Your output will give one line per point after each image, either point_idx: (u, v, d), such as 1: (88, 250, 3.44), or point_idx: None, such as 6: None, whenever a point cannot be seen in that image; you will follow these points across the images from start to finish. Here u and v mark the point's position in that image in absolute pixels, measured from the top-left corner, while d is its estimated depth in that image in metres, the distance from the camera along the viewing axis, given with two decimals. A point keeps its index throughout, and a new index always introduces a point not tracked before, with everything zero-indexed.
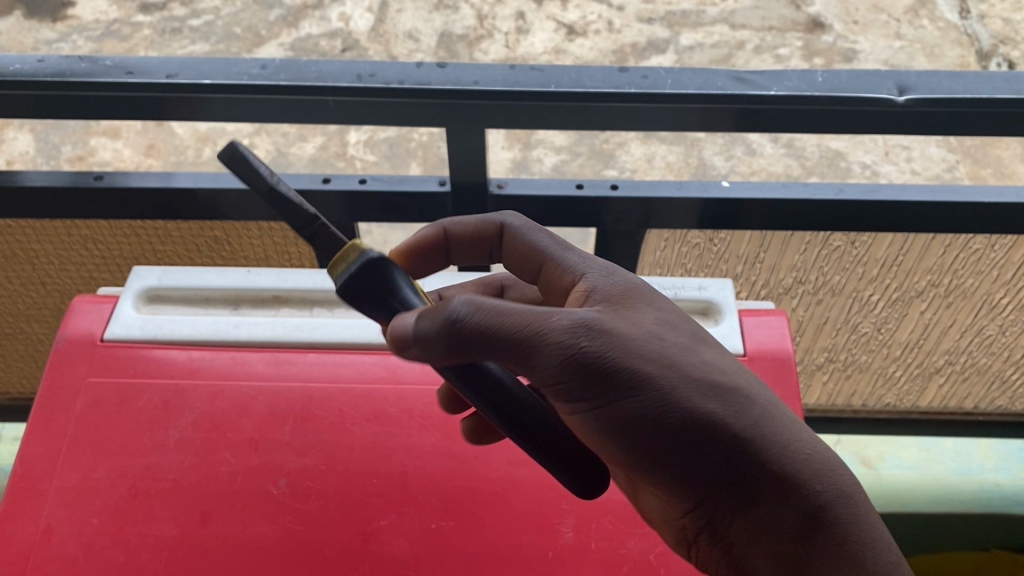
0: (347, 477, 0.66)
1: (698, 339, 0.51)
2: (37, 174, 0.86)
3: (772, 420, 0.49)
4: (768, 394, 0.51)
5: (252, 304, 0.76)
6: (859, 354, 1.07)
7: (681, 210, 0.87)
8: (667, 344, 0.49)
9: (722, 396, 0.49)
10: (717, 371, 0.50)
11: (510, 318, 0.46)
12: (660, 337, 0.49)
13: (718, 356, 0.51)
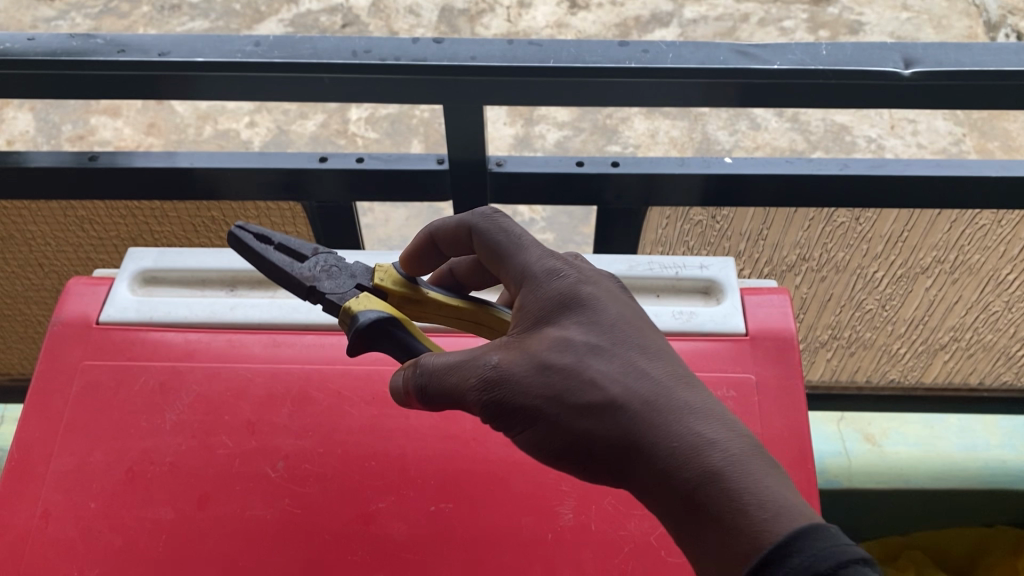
0: (345, 460, 0.65)
1: (585, 353, 0.48)
2: (43, 155, 0.85)
3: (646, 433, 0.45)
4: (647, 399, 0.46)
5: (249, 286, 0.75)
6: (863, 331, 1.06)
7: (683, 186, 0.86)
8: (543, 374, 0.47)
9: (595, 421, 0.46)
10: (592, 391, 0.47)
11: (432, 377, 0.49)
12: (541, 367, 0.47)
13: (604, 371, 0.47)
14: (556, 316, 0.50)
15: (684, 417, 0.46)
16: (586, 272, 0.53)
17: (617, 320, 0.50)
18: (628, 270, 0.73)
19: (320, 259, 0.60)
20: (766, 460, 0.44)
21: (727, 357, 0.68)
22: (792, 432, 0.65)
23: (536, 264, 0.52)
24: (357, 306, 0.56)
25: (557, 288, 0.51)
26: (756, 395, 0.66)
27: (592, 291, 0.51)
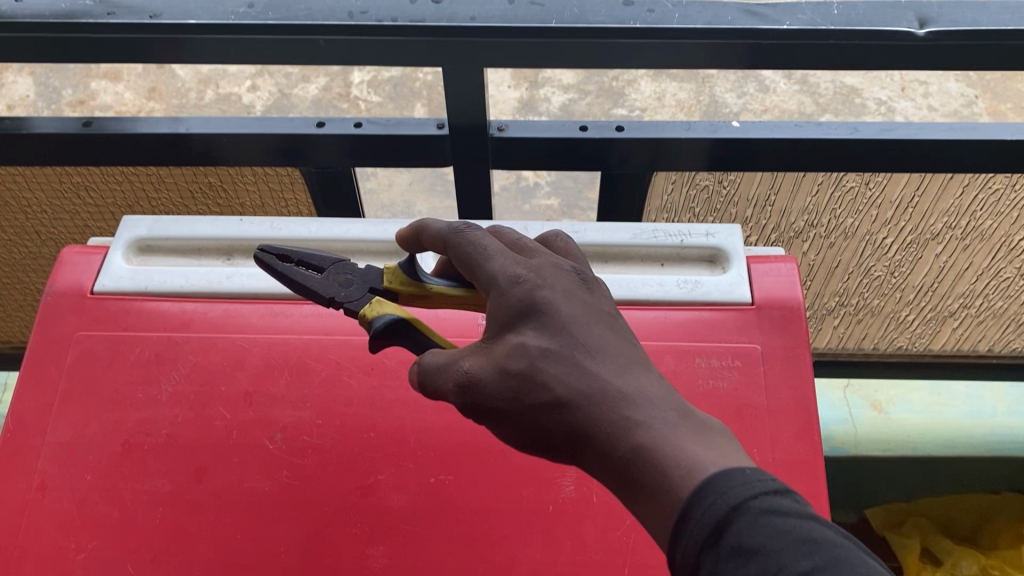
0: (344, 431, 0.64)
1: (538, 358, 0.44)
2: (47, 121, 0.83)
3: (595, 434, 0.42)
4: (595, 397, 0.43)
5: (246, 254, 0.74)
6: (871, 298, 1.04)
7: (689, 151, 0.84)
8: (503, 381, 0.45)
9: (553, 424, 0.44)
10: (546, 396, 0.44)
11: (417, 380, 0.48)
12: (501, 375, 0.45)
13: (557, 376, 0.44)
14: (513, 323, 0.46)
15: (631, 410, 0.42)
16: (547, 269, 0.48)
17: (578, 315, 0.46)
18: (632, 238, 0.71)
19: (337, 268, 0.58)
20: (704, 434, 0.42)
21: (733, 326, 0.67)
22: (798, 402, 0.64)
23: (492, 266, 0.48)
24: (373, 311, 0.54)
25: (514, 296, 0.46)
26: (762, 365, 0.65)
27: (551, 291, 0.47)
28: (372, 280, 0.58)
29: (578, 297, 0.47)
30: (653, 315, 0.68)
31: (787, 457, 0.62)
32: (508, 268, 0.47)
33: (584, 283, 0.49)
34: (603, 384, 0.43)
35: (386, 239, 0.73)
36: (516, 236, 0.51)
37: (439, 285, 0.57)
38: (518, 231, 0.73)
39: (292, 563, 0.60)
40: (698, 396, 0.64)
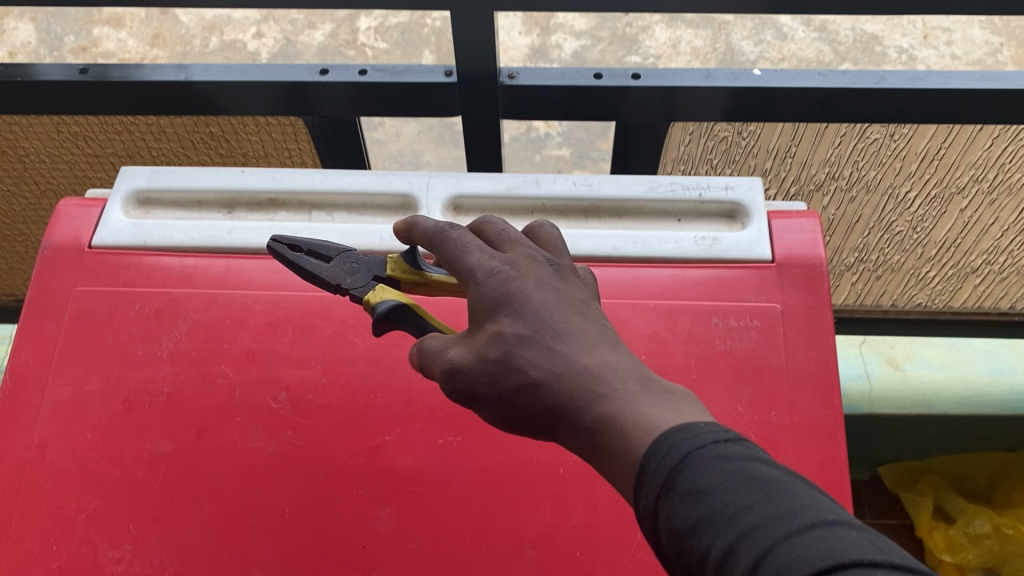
0: (350, 391, 0.63)
1: (511, 345, 0.43)
2: (53, 68, 0.80)
3: (572, 414, 0.41)
4: (567, 376, 0.42)
5: (247, 208, 0.71)
6: (891, 254, 1.01)
7: (707, 100, 0.80)
8: (484, 373, 0.44)
9: (538, 410, 0.43)
10: (522, 376, 0.42)
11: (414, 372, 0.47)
12: (481, 365, 0.44)
13: (532, 361, 0.42)
14: (490, 314, 0.45)
15: (602, 385, 0.41)
16: (521, 260, 0.47)
17: (554, 296, 0.45)
18: (648, 192, 0.69)
19: (344, 257, 0.56)
20: (667, 396, 0.40)
21: (752, 285, 0.64)
22: (818, 365, 0.62)
23: (468, 262, 0.47)
24: (375, 298, 0.52)
25: (489, 289, 0.45)
26: (781, 325, 0.63)
27: (524, 281, 0.45)
28: (377, 268, 0.55)
29: (552, 285, 0.46)
30: (669, 272, 0.65)
31: (806, 421, 0.60)
32: (483, 262, 0.46)
33: (560, 272, 0.47)
34: (572, 357, 0.42)
35: (392, 193, 0.70)
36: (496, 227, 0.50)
37: (440, 274, 0.55)
38: (529, 184, 0.70)
39: (296, 525, 0.59)
40: (715, 357, 0.62)
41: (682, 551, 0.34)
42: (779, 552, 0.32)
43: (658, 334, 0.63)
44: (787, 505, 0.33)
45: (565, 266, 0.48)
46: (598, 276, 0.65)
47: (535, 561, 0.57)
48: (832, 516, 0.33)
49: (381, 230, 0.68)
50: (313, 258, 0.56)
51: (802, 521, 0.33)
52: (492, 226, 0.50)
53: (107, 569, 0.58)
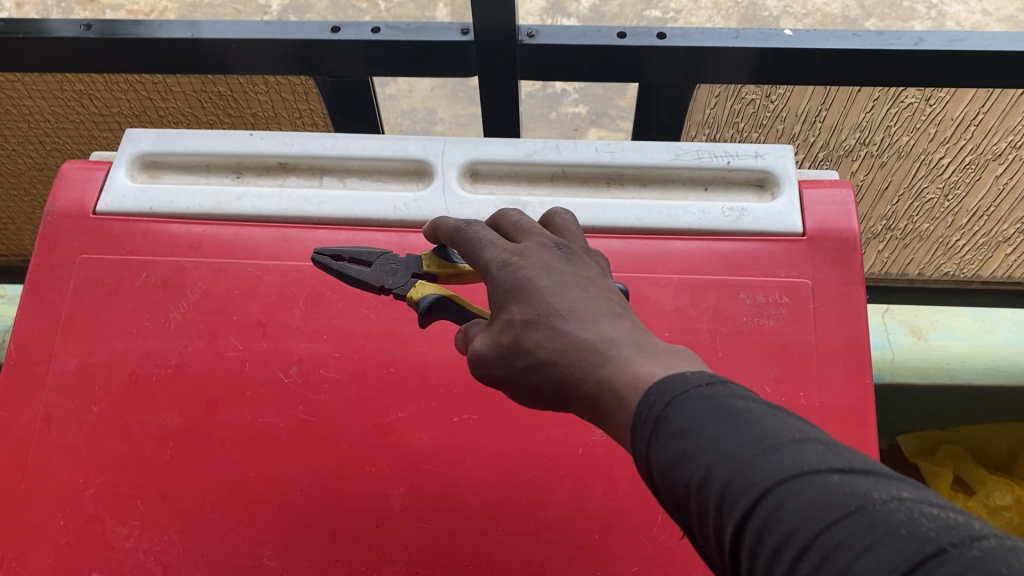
0: (363, 366, 0.61)
1: (520, 329, 0.42)
2: (62, 24, 0.77)
3: (580, 386, 0.39)
4: (571, 350, 0.40)
5: (256, 172, 0.69)
6: (920, 222, 0.98)
7: (735, 62, 0.77)
8: (503, 362, 0.43)
9: (554, 389, 0.41)
10: (531, 354, 0.41)
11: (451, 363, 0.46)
12: (499, 349, 0.43)
13: (539, 341, 0.41)
14: (502, 302, 0.44)
15: (605, 353, 0.39)
16: (532, 245, 0.45)
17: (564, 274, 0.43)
18: (674, 159, 0.66)
19: (384, 256, 0.54)
20: (659, 353, 0.38)
21: (782, 259, 0.62)
22: (850, 344, 0.59)
23: (479, 254, 0.46)
24: (418, 293, 0.51)
25: (500, 279, 0.44)
26: (811, 302, 0.60)
27: (533, 266, 0.44)
28: (415, 265, 0.53)
29: (564, 266, 0.44)
30: (695, 245, 0.63)
31: (835, 402, 0.58)
32: (493, 253, 0.45)
33: (575, 253, 0.45)
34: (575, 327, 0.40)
35: (406, 158, 0.67)
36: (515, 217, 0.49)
37: None
38: (549, 149, 0.67)
39: (308, 503, 0.57)
40: (742, 334, 0.59)
41: (668, 487, 0.33)
42: (749, 476, 0.30)
43: (682, 310, 0.60)
44: (761, 429, 0.32)
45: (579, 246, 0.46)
46: (620, 248, 0.63)
47: (553, 544, 0.56)
48: (808, 436, 0.31)
49: (395, 198, 0.65)
50: (353, 263, 0.54)
51: (774, 442, 0.31)
52: (506, 218, 0.49)
53: (115, 545, 0.57)
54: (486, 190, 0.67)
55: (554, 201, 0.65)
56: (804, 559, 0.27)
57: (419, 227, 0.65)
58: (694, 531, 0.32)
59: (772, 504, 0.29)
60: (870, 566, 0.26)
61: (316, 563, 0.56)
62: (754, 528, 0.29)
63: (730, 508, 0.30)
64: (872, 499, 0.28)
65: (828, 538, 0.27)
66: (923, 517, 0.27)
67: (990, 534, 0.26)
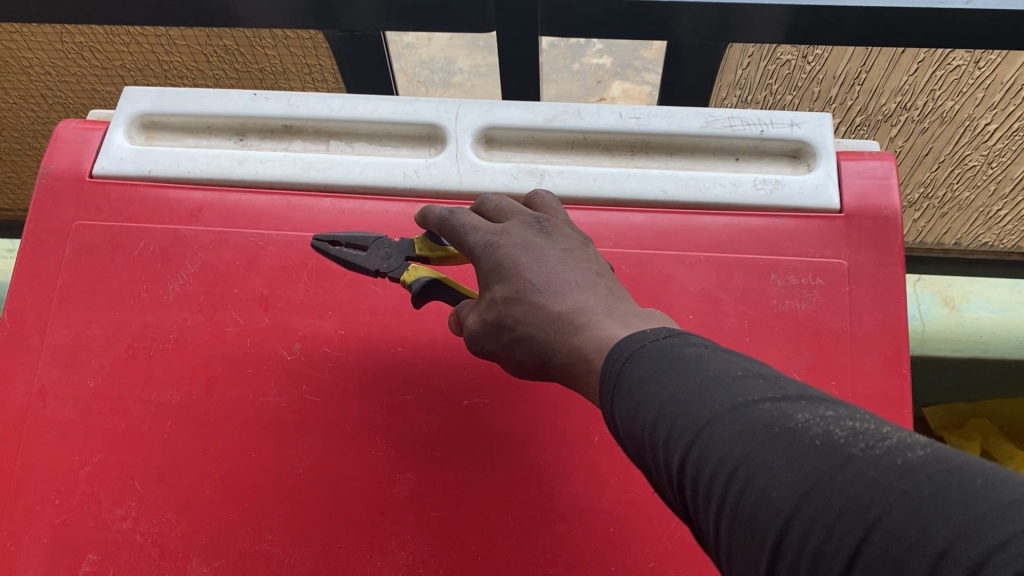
0: (370, 343, 0.58)
1: (501, 307, 0.44)
2: None
3: (555, 358, 0.41)
4: (546, 323, 0.41)
5: (261, 135, 0.65)
6: (959, 190, 0.93)
7: (770, 20, 0.72)
8: (490, 338, 0.45)
9: (538, 362, 0.43)
10: (514, 326, 0.43)
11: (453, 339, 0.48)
12: (489, 325, 0.44)
13: (518, 317, 0.42)
14: (487, 282, 0.45)
15: (574, 324, 0.40)
16: (513, 225, 0.47)
17: (541, 249, 0.45)
18: (703, 127, 0.62)
19: (377, 240, 0.54)
20: (630, 319, 0.39)
21: (816, 238, 0.58)
22: (887, 330, 0.55)
23: (463, 237, 0.47)
24: (411, 276, 0.51)
25: (484, 260, 0.46)
26: (847, 284, 0.56)
27: (512, 245, 0.45)
28: (408, 249, 0.53)
29: (543, 242, 0.45)
30: (723, 221, 0.59)
31: (870, 392, 0.54)
32: (475, 236, 0.47)
33: (556, 227, 0.47)
34: (548, 297, 0.42)
35: (418, 122, 0.64)
36: (495, 200, 0.50)
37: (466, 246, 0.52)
38: (570, 114, 0.63)
39: (311, 486, 0.54)
40: (771, 318, 0.56)
41: (629, 435, 0.34)
42: (689, 413, 0.32)
43: (709, 291, 0.57)
44: (703, 369, 0.33)
45: (559, 221, 0.47)
46: (644, 223, 0.59)
47: (565, 537, 0.53)
48: (748, 372, 0.33)
49: (406, 165, 0.62)
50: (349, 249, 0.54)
51: (714, 381, 0.32)
52: (488, 201, 0.50)
53: (111, 526, 0.55)
54: (502, 157, 0.64)
55: (573, 171, 0.61)
56: (732, 482, 0.29)
57: (430, 196, 0.61)
58: (650, 474, 0.34)
59: (706, 438, 0.31)
60: (788, 479, 0.27)
61: (317, 550, 0.53)
62: (693, 458, 0.31)
63: (673, 445, 0.32)
64: (796, 421, 0.29)
65: (751, 461, 0.29)
66: (839, 430, 0.28)
67: (902, 436, 0.27)
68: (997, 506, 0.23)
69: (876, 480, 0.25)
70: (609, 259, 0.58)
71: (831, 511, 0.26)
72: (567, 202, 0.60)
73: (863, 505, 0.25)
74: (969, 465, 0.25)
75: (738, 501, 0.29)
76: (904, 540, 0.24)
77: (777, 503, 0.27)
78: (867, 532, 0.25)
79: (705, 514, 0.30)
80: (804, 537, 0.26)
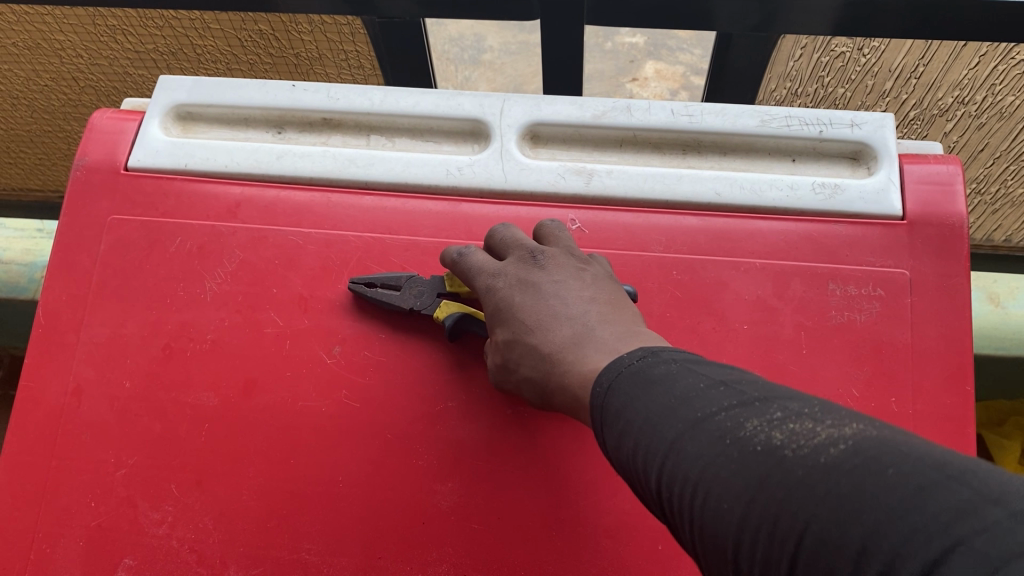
0: (411, 347, 0.56)
1: (505, 348, 0.49)
2: None
3: (552, 394, 0.46)
4: (540, 363, 0.47)
5: (300, 128, 0.64)
6: (1014, 187, 0.90)
7: (826, 10, 0.68)
8: (501, 376, 0.50)
9: (542, 396, 0.48)
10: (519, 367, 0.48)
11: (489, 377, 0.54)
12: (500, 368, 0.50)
13: (518, 359, 0.48)
14: (494, 322, 0.51)
15: (563, 362, 0.46)
16: (513, 263, 0.52)
17: (537, 288, 0.50)
18: (759, 126, 0.59)
19: (409, 279, 0.56)
20: (611, 347, 0.44)
21: (877, 245, 0.55)
22: (951, 345, 0.53)
23: (470, 279, 0.53)
24: (443, 313, 0.54)
25: (489, 305, 0.51)
26: (909, 295, 0.54)
27: (512, 287, 0.51)
28: (439, 287, 0.56)
29: (540, 278, 0.50)
30: (779, 225, 0.57)
31: (931, 410, 0.52)
32: (479, 277, 0.52)
33: (552, 257, 0.51)
34: (540, 337, 0.47)
35: (461, 117, 0.61)
36: (500, 234, 0.55)
37: None
38: (620, 112, 0.60)
39: (350, 495, 0.53)
40: (828, 330, 0.54)
41: (619, 461, 0.38)
42: (658, 433, 0.35)
43: (764, 300, 0.55)
44: (671, 384, 0.37)
45: (557, 251, 0.52)
46: (697, 226, 0.57)
47: (611, 554, 0.51)
48: (710, 382, 0.36)
49: (449, 162, 0.60)
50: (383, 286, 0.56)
51: (679, 398, 0.35)
52: (495, 235, 0.55)
53: (148, 531, 0.54)
54: (547, 155, 0.62)
55: (623, 171, 0.58)
56: (694, 497, 0.32)
57: (474, 195, 0.59)
58: (638, 492, 0.37)
59: (674, 457, 0.34)
60: (734, 491, 0.30)
61: (356, 560, 0.52)
62: (665, 477, 0.34)
63: (650, 467, 0.35)
64: (745, 429, 0.32)
65: (707, 476, 0.32)
66: (779, 435, 0.31)
67: (831, 432, 0.29)
68: (899, 499, 0.25)
69: (806, 481, 0.28)
70: (660, 264, 0.56)
71: (770, 519, 0.29)
72: (616, 203, 0.58)
73: (793, 510, 0.28)
74: (883, 454, 0.27)
75: (701, 517, 0.32)
76: (829, 541, 0.26)
77: (728, 516, 0.30)
78: (800, 538, 0.27)
79: (682, 528, 0.33)
80: (754, 546, 0.29)
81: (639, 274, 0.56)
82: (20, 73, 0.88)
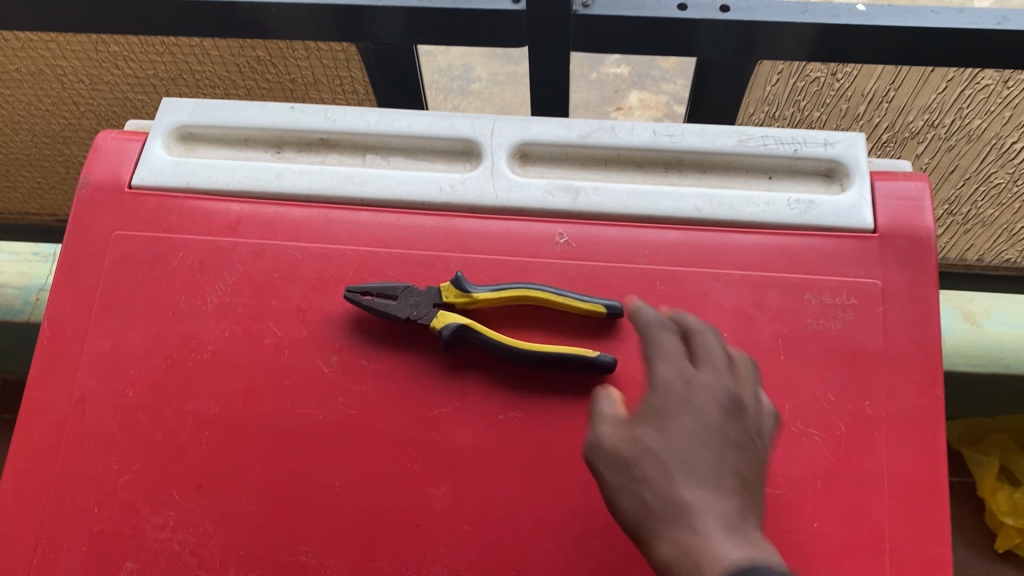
0: (405, 355, 0.58)
1: (647, 455, 0.46)
2: None
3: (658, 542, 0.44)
4: (669, 502, 0.44)
5: (298, 148, 0.66)
6: (984, 208, 0.93)
7: (799, 36, 0.72)
8: (617, 468, 0.47)
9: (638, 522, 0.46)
10: (647, 485, 0.46)
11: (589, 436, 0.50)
12: (621, 465, 0.47)
13: (658, 478, 0.46)
14: (651, 417, 0.48)
15: (696, 519, 0.44)
16: (713, 378, 0.49)
17: (705, 423, 0.47)
18: (737, 145, 0.62)
19: (406, 290, 0.58)
20: (745, 539, 0.43)
21: (850, 257, 0.58)
22: (921, 351, 0.56)
23: (666, 365, 0.49)
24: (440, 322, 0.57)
25: (670, 398, 0.48)
26: (881, 304, 0.57)
27: (692, 402, 0.48)
28: (435, 297, 0.58)
29: (716, 411, 0.48)
30: (757, 239, 0.59)
31: (903, 412, 0.54)
32: (666, 372, 0.49)
33: (717, 389, 0.49)
34: (692, 483, 0.45)
35: (453, 137, 0.64)
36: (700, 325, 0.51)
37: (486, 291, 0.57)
38: (605, 132, 0.63)
39: (347, 499, 0.55)
40: (805, 337, 0.56)
41: None
42: None
43: (743, 309, 0.57)
44: None
45: (723, 379, 0.50)
46: (678, 240, 0.60)
47: (599, 553, 0.53)
48: None
49: (441, 179, 0.62)
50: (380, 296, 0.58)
51: None
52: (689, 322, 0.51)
53: (150, 535, 0.55)
54: (536, 173, 0.64)
55: (609, 188, 0.61)
56: None
57: (466, 211, 0.62)
58: None
59: None
60: None
61: (353, 562, 0.54)
62: None
63: None
64: None
65: None
66: None
67: None
68: None
69: None
70: (644, 276, 0.59)
71: None
72: (602, 218, 0.61)
73: None
74: None
75: None
76: None
77: None
78: None
79: None
80: None
81: (624, 285, 0.58)
82: (21, 98, 0.91)
